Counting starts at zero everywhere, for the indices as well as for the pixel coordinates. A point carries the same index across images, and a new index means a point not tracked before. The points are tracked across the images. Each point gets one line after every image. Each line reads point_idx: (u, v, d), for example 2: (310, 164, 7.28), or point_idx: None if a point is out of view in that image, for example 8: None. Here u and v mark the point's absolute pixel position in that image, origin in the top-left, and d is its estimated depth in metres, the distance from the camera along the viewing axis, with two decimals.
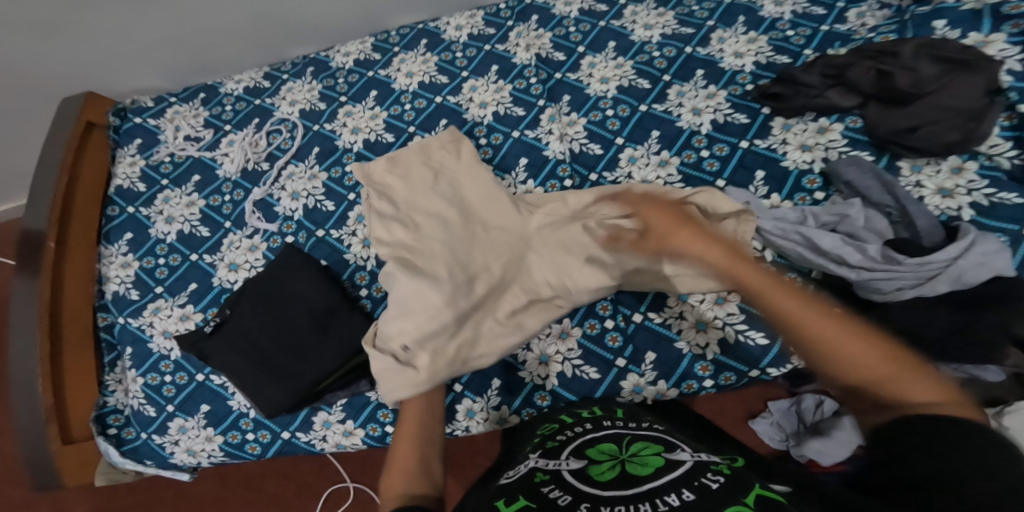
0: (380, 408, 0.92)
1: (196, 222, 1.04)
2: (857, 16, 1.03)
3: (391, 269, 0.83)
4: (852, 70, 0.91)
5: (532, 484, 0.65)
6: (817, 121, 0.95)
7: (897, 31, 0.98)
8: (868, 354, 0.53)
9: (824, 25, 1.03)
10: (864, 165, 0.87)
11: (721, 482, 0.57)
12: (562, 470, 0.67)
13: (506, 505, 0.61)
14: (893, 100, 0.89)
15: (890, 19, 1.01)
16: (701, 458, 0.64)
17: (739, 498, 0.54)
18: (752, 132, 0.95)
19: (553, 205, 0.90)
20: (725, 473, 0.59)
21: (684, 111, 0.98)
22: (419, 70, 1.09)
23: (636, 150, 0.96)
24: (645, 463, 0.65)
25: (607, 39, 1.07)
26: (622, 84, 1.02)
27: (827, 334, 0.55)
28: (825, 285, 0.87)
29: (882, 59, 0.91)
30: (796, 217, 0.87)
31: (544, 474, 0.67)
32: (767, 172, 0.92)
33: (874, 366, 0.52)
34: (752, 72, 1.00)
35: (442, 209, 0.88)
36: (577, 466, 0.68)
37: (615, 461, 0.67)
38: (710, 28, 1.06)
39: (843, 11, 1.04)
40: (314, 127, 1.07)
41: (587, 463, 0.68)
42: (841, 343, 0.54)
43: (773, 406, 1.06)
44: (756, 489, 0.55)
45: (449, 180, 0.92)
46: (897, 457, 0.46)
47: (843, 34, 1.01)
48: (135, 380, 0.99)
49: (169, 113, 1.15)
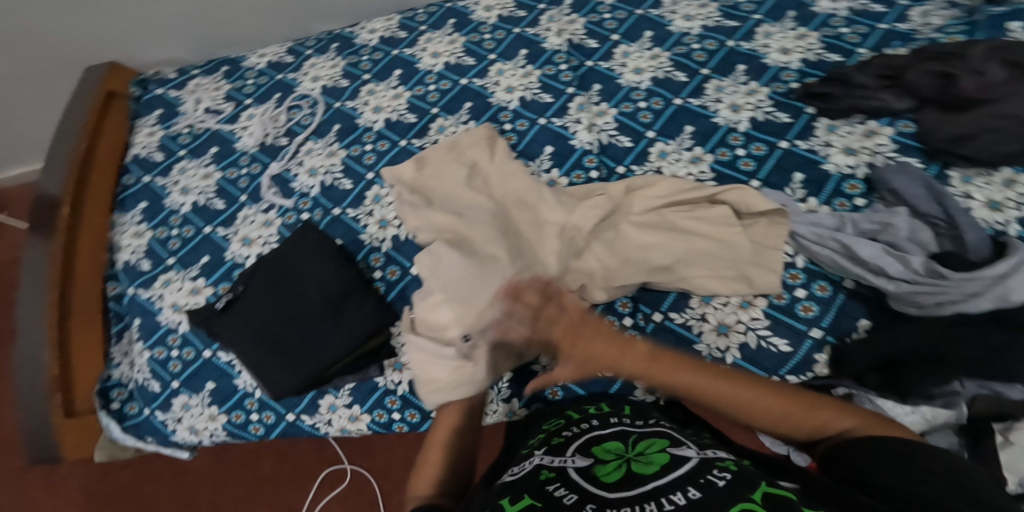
0: (389, 395, 0.89)
1: (211, 195, 1.02)
2: (922, 16, 0.97)
3: (433, 253, 0.80)
4: (910, 71, 0.87)
5: (538, 482, 0.62)
6: (866, 124, 0.90)
7: (966, 32, 0.92)
8: (772, 400, 0.65)
9: (882, 23, 0.97)
10: (914, 172, 0.82)
11: (727, 479, 0.55)
12: (567, 468, 0.64)
13: (511, 504, 0.59)
14: (951, 105, 0.84)
15: (959, 20, 0.95)
16: (709, 455, 0.62)
17: (745, 494, 0.52)
18: (794, 132, 0.91)
19: (597, 199, 0.86)
20: (731, 469, 0.58)
21: (722, 107, 0.94)
22: (445, 50, 1.06)
23: (667, 144, 0.93)
24: (650, 462, 0.62)
25: (644, 29, 1.03)
26: (657, 75, 0.98)
27: (741, 395, 0.66)
28: (856, 295, 0.82)
29: (949, 61, 0.86)
30: (834, 223, 0.82)
31: (550, 471, 0.64)
32: (806, 174, 0.88)
33: (784, 408, 0.65)
34: (798, 70, 0.96)
35: (477, 204, 0.86)
36: (584, 464, 0.65)
37: (621, 460, 0.64)
38: (756, 22, 1.01)
39: (907, 9, 0.98)
40: (335, 104, 1.05)
41: (594, 461, 0.65)
42: (757, 401, 0.65)
43: None
44: (762, 485, 0.54)
45: (482, 177, 0.89)
46: (864, 467, 0.55)
47: (903, 33, 0.95)
48: (142, 353, 0.97)
49: (191, 85, 1.13)
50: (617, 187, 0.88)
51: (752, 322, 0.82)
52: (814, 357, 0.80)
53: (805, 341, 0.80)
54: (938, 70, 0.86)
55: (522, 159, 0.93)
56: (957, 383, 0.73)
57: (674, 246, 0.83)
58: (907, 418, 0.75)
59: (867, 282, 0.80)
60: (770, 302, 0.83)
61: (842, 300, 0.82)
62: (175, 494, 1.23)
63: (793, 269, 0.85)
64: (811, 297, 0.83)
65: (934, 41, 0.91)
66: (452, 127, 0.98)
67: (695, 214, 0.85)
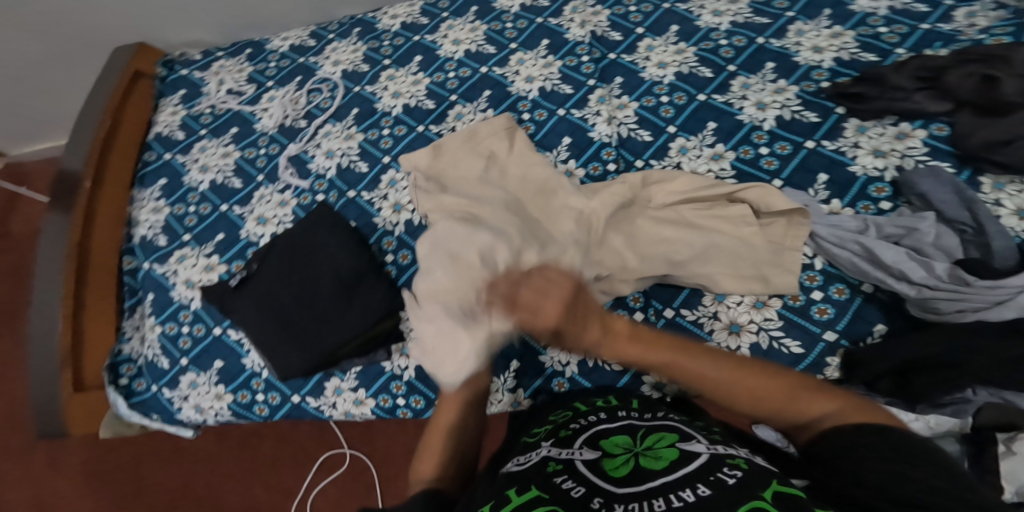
0: (394, 379, 0.89)
1: (230, 173, 1.03)
2: (967, 16, 0.91)
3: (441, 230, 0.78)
4: (950, 74, 0.82)
5: (545, 474, 0.61)
6: (897, 126, 0.86)
7: (1012, 34, 0.87)
8: (763, 384, 0.64)
9: (924, 24, 0.92)
10: (944, 176, 0.79)
11: (737, 477, 0.54)
12: (575, 460, 0.64)
13: (517, 495, 0.57)
14: (990, 109, 0.80)
15: (1007, 20, 0.89)
16: (719, 451, 0.60)
17: (756, 492, 0.51)
18: (821, 132, 0.88)
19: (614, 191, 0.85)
20: (743, 468, 0.56)
21: (747, 104, 0.92)
22: (466, 37, 1.06)
23: (688, 140, 0.91)
24: (659, 457, 0.61)
25: (670, 23, 1.01)
26: (681, 70, 0.96)
27: (727, 378, 0.65)
28: (874, 299, 0.80)
29: (992, 64, 0.81)
30: (856, 226, 0.80)
31: (557, 463, 0.64)
32: (831, 176, 0.86)
33: (774, 392, 0.63)
34: (831, 68, 0.92)
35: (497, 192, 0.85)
36: (592, 457, 0.64)
37: (629, 454, 0.63)
38: (789, 19, 0.97)
39: (953, 9, 0.93)
40: (354, 89, 1.05)
41: (602, 455, 0.65)
42: (743, 382, 0.64)
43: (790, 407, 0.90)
44: (773, 483, 0.52)
45: (501, 167, 0.89)
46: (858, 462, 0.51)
47: (946, 34, 0.90)
48: (153, 329, 0.98)
49: (214, 67, 1.14)
50: (635, 175, 0.87)
51: (764, 322, 0.81)
52: (827, 360, 0.78)
53: (818, 344, 0.79)
54: (979, 72, 0.81)
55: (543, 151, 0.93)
56: (968, 391, 0.72)
57: (692, 242, 0.81)
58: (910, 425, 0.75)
59: (887, 287, 0.77)
60: (785, 303, 0.81)
61: (859, 304, 0.80)
62: (177, 471, 1.25)
63: (811, 270, 0.83)
64: (828, 300, 0.81)
65: (979, 44, 0.86)
66: (470, 114, 0.98)
67: (713, 213, 0.84)
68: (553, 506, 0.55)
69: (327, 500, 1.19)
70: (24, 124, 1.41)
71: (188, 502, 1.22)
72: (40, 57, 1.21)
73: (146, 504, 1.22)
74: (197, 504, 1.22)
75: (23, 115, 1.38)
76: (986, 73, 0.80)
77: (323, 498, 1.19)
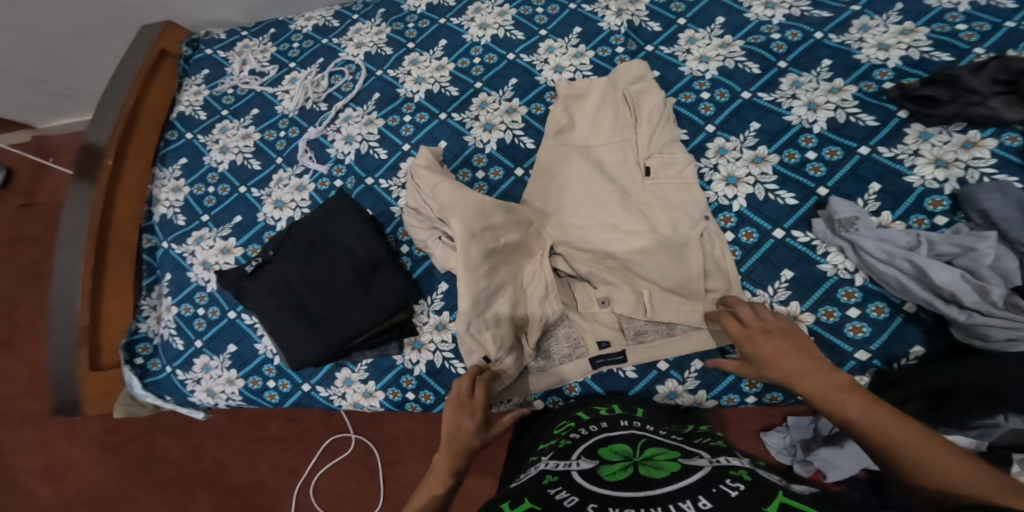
0: (404, 374, 0.89)
1: (249, 154, 1.01)
2: None
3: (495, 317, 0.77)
4: None
5: (540, 486, 0.60)
6: (965, 133, 0.78)
7: None
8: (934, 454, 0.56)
9: (1009, 21, 0.82)
10: (1012, 192, 0.72)
11: (740, 490, 0.53)
12: (571, 471, 0.62)
13: (511, 507, 0.57)
14: None
15: None
16: (722, 464, 0.59)
17: (761, 506, 0.50)
18: (878, 137, 0.81)
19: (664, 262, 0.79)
20: (745, 480, 0.55)
21: (796, 104, 0.85)
22: (494, 22, 1.00)
23: (728, 141, 0.85)
24: (659, 467, 0.60)
25: (715, 14, 0.93)
26: (725, 65, 0.89)
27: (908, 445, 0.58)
28: (918, 321, 0.75)
29: None
30: (907, 241, 0.74)
31: (553, 475, 0.62)
32: (884, 186, 0.79)
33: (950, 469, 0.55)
34: (896, 69, 0.83)
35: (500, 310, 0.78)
36: (588, 467, 0.63)
37: (627, 463, 0.63)
38: (852, 13, 0.88)
39: None
40: (377, 73, 1.01)
41: (600, 463, 0.64)
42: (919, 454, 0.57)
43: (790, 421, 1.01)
44: (778, 496, 0.51)
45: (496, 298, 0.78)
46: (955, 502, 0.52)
47: None
48: (170, 309, 0.98)
49: (238, 47, 1.11)
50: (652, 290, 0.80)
51: None
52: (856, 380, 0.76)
53: (848, 363, 0.75)
54: None
55: (529, 179, 0.88)
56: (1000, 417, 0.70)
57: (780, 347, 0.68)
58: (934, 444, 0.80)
59: (933, 308, 0.72)
60: (818, 318, 0.77)
61: (900, 323, 0.75)
62: (187, 446, 1.27)
63: (850, 287, 0.77)
64: (864, 318, 0.76)
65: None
66: (494, 103, 0.94)
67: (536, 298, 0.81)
68: None
69: (330, 482, 1.19)
70: (52, 97, 1.42)
71: (197, 477, 1.24)
72: (65, 34, 1.20)
73: (155, 477, 1.25)
74: (205, 480, 1.23)
75: (53, 89, 1.38)
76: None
77: (327, 480, 1.20)
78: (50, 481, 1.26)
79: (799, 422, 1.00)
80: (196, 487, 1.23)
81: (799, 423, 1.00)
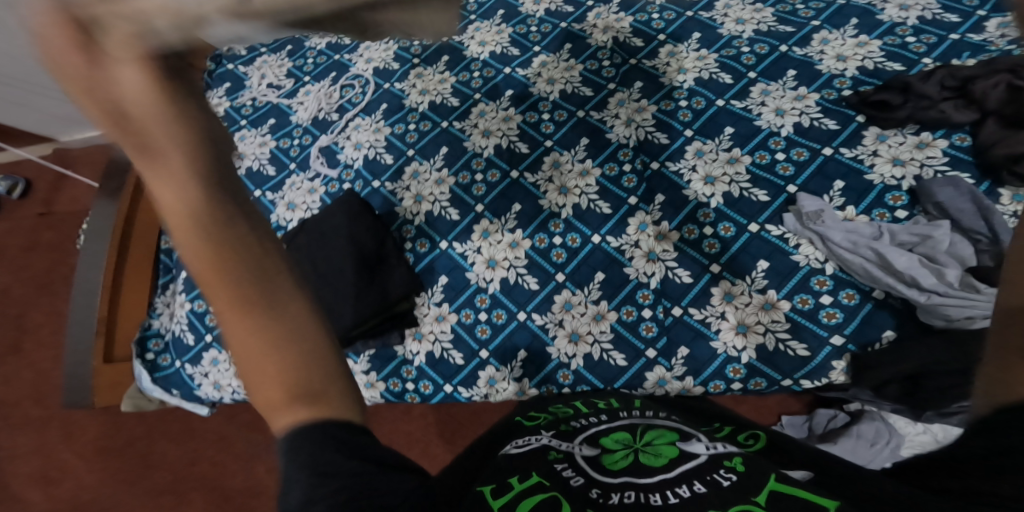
0: (404, 365, 0.93)
1: (264, 160, 1.09)
2: (998, 26, 0.91)
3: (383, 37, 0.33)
4: (977, 83, 0.82)
5: (544, 459, 0.52)
6: (918, 135, 0.86)
7: None
8: None
9: (954, 33, 0.91)
10: (962, 186, 0.79)
11: (733, 480, 0.46)
12: (575, 453, 0.54)
13: (519, 482, 0.47)
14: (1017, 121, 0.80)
15: None
16: (719, 452, 0.51)
17: (746, 496, 0.44)
18: (840, 140, 0.89)
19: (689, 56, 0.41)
20: (738, 470, 0.47)
21: (766, 111, 0.93)
22: (492, 39, 1.10)
23: (704, 144, 0.94)
24: (659, 454, 0.52)
25: (692, 29, 1.03)
26: (702, 76, 0.99)
27: None
28: (886, 306, 0.81)
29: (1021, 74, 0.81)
30: (871, 232, 0.81)
31: (558, 452, 0.54)
32: (848, 183, 0.86)
33: None
34: (854, 77, 0.92)
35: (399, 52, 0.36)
36: (592, 453, 0.54)
37: (629, 450, 0.54)
38: (813, 28, 0.98)
39: (984, 19, 0.92)
40: (384, 86, 1.10)
41: (602, 452, 0.55)
42: None
43: (785, 419, 0.96)
44: (771, 483, 0.45)
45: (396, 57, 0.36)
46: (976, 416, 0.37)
47: (975, 44, 0.90)
48: (184, 305, 1.04)
49: (257, 61, 1.19)
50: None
51: (772, 324, 0.84)
52: (832, 364, 0.81)
53: (823, 348, 0.81)
54: (1004, 82, 0.81)
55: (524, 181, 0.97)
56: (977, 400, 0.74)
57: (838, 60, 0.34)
58: (917, 437, 0.84)
59: (897, 293, 0.78)
60: (793, 305, 0.83)
61: (869, 310, 0.81)
62: (187, 451, 1.28)
63: (821, 276, 0.84)
64: (836, 305, 0.82)
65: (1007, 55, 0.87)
66: (425, 172, 1.01)
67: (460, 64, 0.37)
68: (551, 494, 0.46)
69: None
70: (77, 111, 1.47)
71: (194, 482, 1.26)
72: None
73: (154, 481, 1.26)
74: (202, 483, 1.25)
75: None
76: (1012, 82, 0.81)
77: None
78: (44, 488, 1.28)
79: (793, 421, 0.94)
80: (192, 491, 1.25)
81: (793, 422, 0.94)
